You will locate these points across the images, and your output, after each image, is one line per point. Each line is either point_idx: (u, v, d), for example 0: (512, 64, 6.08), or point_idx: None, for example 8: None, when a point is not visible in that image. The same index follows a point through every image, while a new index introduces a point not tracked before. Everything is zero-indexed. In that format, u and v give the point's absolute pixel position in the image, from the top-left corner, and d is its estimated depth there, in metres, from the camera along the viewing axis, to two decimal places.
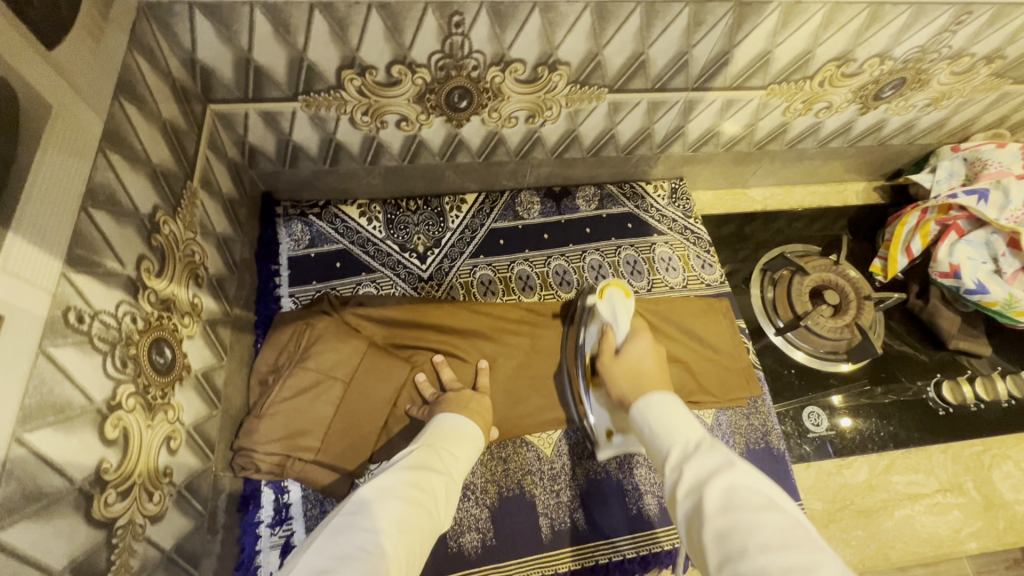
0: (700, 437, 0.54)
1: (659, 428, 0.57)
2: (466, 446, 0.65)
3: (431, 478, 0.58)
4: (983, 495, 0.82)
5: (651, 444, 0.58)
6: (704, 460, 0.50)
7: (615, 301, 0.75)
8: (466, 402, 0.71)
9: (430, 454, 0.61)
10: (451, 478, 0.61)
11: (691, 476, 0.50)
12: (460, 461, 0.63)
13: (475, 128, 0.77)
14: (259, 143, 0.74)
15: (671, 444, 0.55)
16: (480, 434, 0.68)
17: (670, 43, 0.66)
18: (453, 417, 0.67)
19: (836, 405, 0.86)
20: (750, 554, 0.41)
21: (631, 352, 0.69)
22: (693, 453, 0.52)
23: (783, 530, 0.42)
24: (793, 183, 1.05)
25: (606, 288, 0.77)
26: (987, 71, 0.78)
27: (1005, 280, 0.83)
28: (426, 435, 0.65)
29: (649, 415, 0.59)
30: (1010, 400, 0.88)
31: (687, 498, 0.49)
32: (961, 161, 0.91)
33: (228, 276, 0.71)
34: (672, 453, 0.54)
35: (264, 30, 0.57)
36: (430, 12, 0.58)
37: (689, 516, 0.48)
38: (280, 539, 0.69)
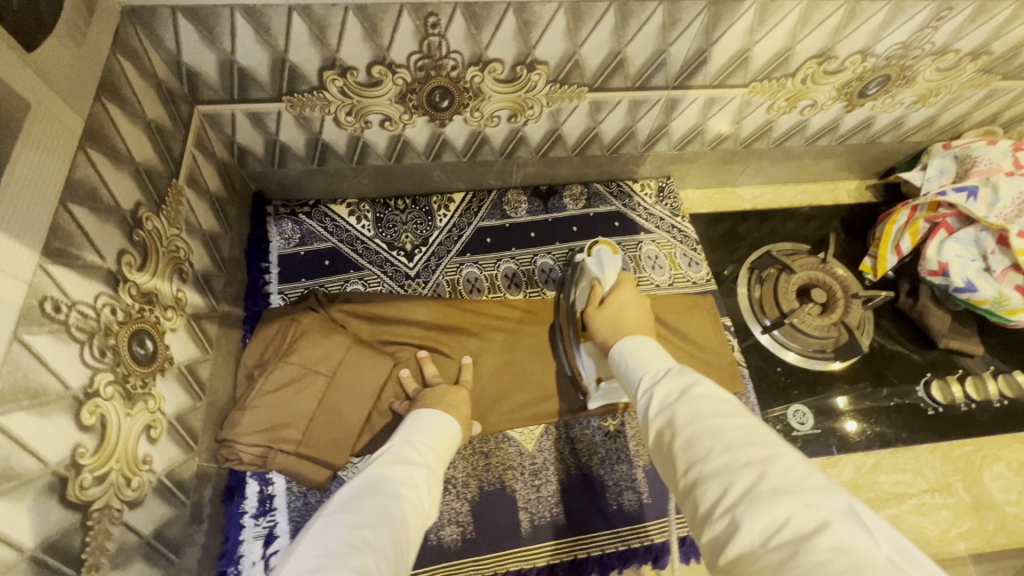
0: (668, 363, 0.51)
1: (633, 361, 0.54)
2: (444, 438, 0.64)
3: (411, 470, 0.57)
4: (973, 495, 0.80)
5: (626, 380, 0.55)
6: (671, 380, 0.47)
7: (602, 256, 0.80)
8: (442, 396, 0.72)
9: (408, 449, 0.60)
10: (431, 468, 0.60)
11: (659, 393, 0.47)
12: (439, 451, 0.62)
13: (458, 128, 0.78)
14: (247, 143, 0.76)
15: (643, 371, 0.52)
16: (455, 423, 0.68)
17: (646, 42, 0.67)
18: (428, 412, 0.67)
19: (841, 407, 0.85)
20: (716, 458, 0.38)
21: (615, 300, 0.69)
22: (661, 375, 0.49)
23: (748, 429, 0.40)
24: (783, 182, 1.05)
25: (596, 246, 0.83)
26: (973, 68, 0.77)
27: (994, 278, 0.82)
28: (402, 432, 0.64)
29: (626, 352, 0.56)
30: (1001, 400, 0.87)
31: (655, 414, 0.46)
32: (953, 158, 0.89)
33: (216, 273, 0.73)
34: (642, 379, 0.51)
35: (245, 33, 0.59)
36: (405, 13, 0.59)
37: (658, 431, 0.45)
38: (264, 529, 0.70)
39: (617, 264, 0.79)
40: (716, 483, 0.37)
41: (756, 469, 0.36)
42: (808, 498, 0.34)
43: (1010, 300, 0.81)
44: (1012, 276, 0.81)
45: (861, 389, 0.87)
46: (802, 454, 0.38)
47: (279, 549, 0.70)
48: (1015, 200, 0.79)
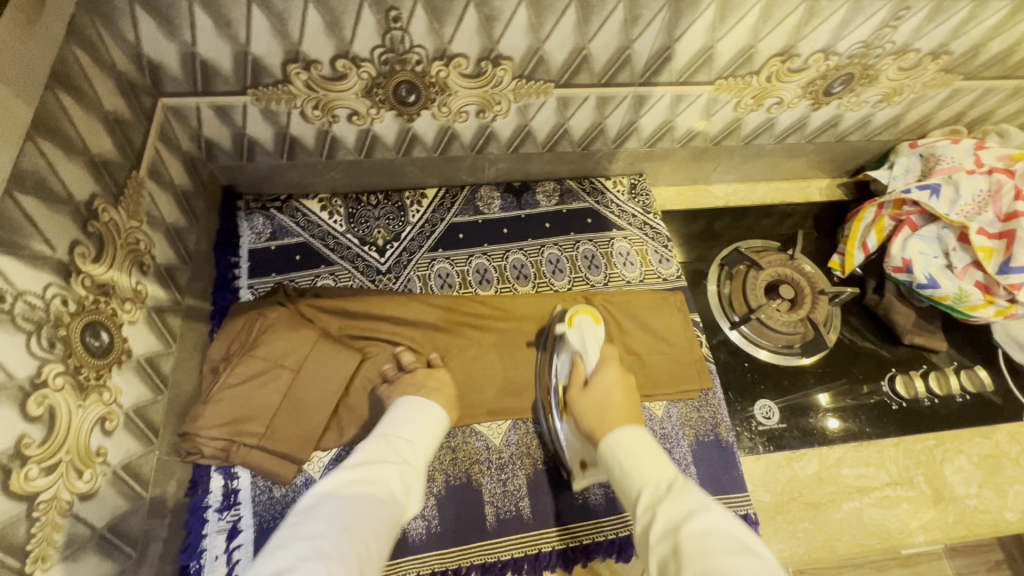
0: (669, 475, 0.57)
1: (630, 466, 0.60)
2: (425, 431, 0.67)
3: (384, 469, 0.60)
4: (934, 488, 0.81)
5: (620, 482, 0.60)
6: (676, 501, 0.53)
7: (584, 330, 0.78)
8: (422, 381, 0.73)
9: (384, 447, 0.64)
10: (407, 465, 0.63)
11: (664, 513, 0.52)
12: (417, 446, 0.66)
13: (427, 123, 0.79)
14: (214, 136, 0.76)
15: (644, 482, 0.57)
16: (442, 412, 0.71)
17: (609, 38, 0.67)
18: (411, 399, 0.70)
19: (824, 404, 0.87)
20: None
21: (601, 383, 0.72)
22: (665, 492, 0.55)
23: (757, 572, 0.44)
24: (755, 179, 1.06)
25: (577, 315, 0.80)
26: (934, 67, 0.79)
27: (956, 275, 0.83)
28: (381, 426, 0.67)
29: (616, 454, 0.62)
30: (964, 395, 0.89)
31: (662, 538, 0.50)
32: (918, 157, 0.91)
33: (181, 266, 0.73)
34: (643, 494, 0.56)
35: (205, 25, 0.59)
36: (366, 7, 0.59)
37: (663, 556, 0.49)
38: (228, 523, 0.70)
39: (599, 338, 0.79)
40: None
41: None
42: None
43: (971, 296, 0.83)
44: (973, 272, 0.82)
45: (843, 385, 0.89)
46: None
47: (242, 543, 0.69)
48: (976, 198, 0.81)
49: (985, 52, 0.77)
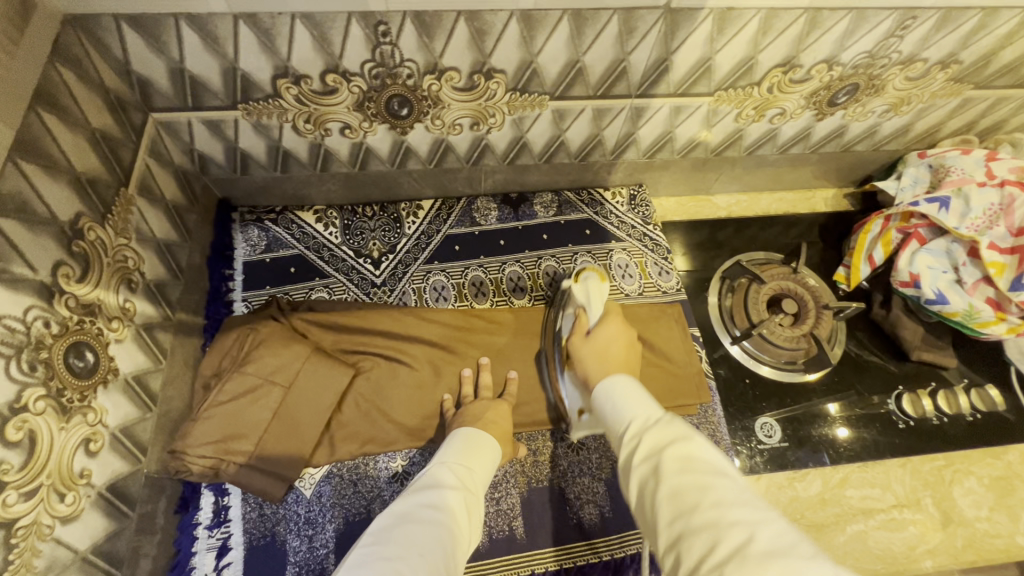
0: (655, 407, 0.55)
1: (620, 402, 0.57)
2: (482, 459, 0.67)
3: (443, 495, 0.59)
4: (942, 511, 0.79)
5: (609, 419, 0.57)
6: (660, 428, 0.51)
7: (590, 285, 0.80)
8: (483, 413, 0.73)
9: (443, 474, 0.63)
10: (468, 493, 0.61)
11: (648, 438, 0.50)
12: (473, 476, 0.64)
13: (420, 136, 0.78)
14: (207, 150, 0.75)
15: (630, 412, 0.55)
16: (493, 444, 0.70)
17: (604, 51, 0.66)
18: (463, 432, 0.70)
19: (831, 414, 0.85)
20: (704, 511, 0.42)
21: (601, 336, 0.71)
22: (649, 420, 0.53)
23: (738, 490, 0.43)
24: (759, 190, 1.04)
25: (583, 273, 0.82)
26: (943, 77, 0.76)
27: (966, 290, 0.80)
28: (437, 458, 0.67)
29: (605, 394, 0.60)
30: (974, 415, 0.86)
31: (642, 461, 0.49)
32: (927, 167, 0.88)
33: (172, 282, 0.73)
34: (629, 422, 0.54)
35: (192, 41, 0.58)
36: (354, 21, 0.58)
37: (642, 478, 0.48)
38: (218, 541, 0.69)
39: (603, 294, 0.79)
40: (702, 538, 0.40)
41: (746, 531, 0.39)
42: (795, 565, 0.36)
43: (981, 312, 0.80)
44: (983, 288, 0.80)
45: (851, 397, 0.87)
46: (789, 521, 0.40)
47: (232, 561, 0.69)
48: (987, 211, 0.78)
49: (997, 61, 0.74)
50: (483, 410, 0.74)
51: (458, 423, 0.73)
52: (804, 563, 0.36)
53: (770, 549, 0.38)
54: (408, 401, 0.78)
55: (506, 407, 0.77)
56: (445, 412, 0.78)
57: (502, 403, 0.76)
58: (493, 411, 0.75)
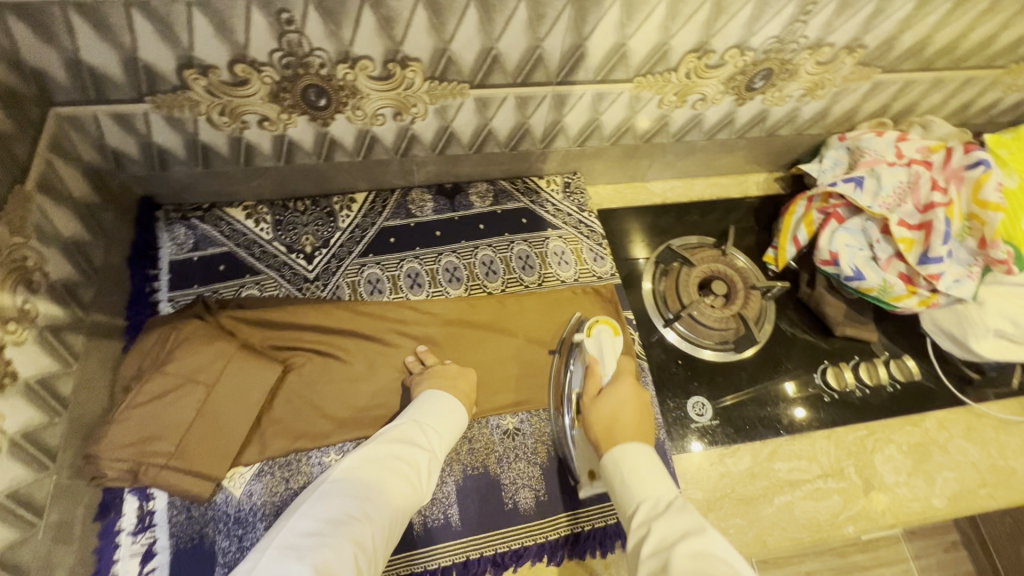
0: (668, 496, 0.56)
1: (631, 478, 0.59)
2: (451, 423, 0.71)
3: (414, 454, 0.66)
4: (864, 478, 0.82)
5: (620, 499, 0.59)
6: (670, 522, 0.52)
7: (603, 339, 0.82)
8: (454, 378, 0.77)
9: (413, 429, 0.69)
10: (435, 452, 0.68)
11: (659, 534, 0.51)
12: (443, 435, 0.70)
13: (343, 127, 0.77)
14: (120, 146, 0.73)
15: (642, 497, 0.57)
16: (462, 409, 0.74)
17: (517, 37, 0.66)
18: (436, 397, 0.72)
19: (790, 394, 0.88)
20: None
21: (613, 396, 0.70)
22: (662, 514, 0.53)
23: None
24: (692, 176, 1.06)
25: (597, 326, 0.84)
26: (851, 61, 0.79)
27: (880, 267, 0.84)
28: (414, 410, 0.71)
29: (616, 466, 0.61)
30: (893, 385, 0.90)
31: (650, 557, 0.50)
32: (845, 150, 0.91)
33: (84, 282, 0.70)
34: (640, 507, 0.56)
35: (85, 31, 0.56)
36: (255, 9, 0.57)
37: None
38: (142, 547, 0.67)
39: (617, 348, 0.83)
40: None
41: None
42: None
43: (895, 287, 0.83)
44: (896, 264, 0.83)
45: (803, 371, 0.90)
46: None
47: (157, 567, 0.67)
48: (896, 190, 0.81)
49: (899, 45, 0.78)
50: (453, 373, 0.77)
51: (426, 386, 0.75)
52: None
53: None
54: (340, 394, 0.78)
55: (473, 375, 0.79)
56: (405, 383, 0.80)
57: (470, 372, 0.79)
58: (461, 377, 0.77)
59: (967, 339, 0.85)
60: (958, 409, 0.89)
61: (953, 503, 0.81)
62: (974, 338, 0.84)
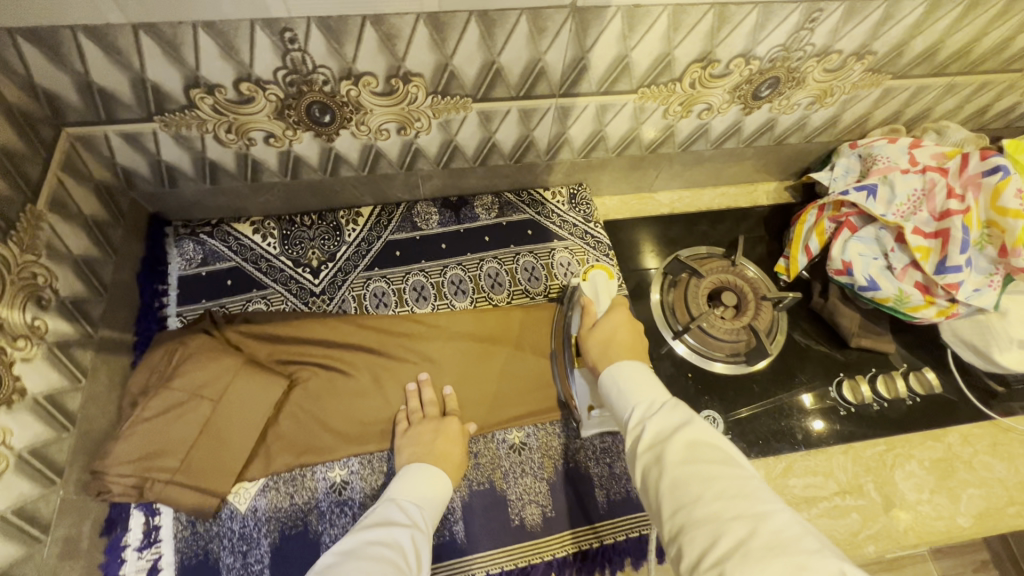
0: (660, 396, 0.61)
1: (627, 389, 0.63)
2: (432, 493, 0.68)
3: (393, 532, 0.61)
4: (884, 496, 0.79)
5: (618, 404, 0.64)
6: (663, 417, 0.57)
7: (598, 282, 0.82)
8: (432, 442, 0.73)
9: (390, 510, 0.65)
10: (418, 525, 0.63)
11: (653, 427, 0.57)
12: (424, 508, 0.66)
13: (348, 142, 0.77)
14: (130, 164, 0.74)
15: (635, 402, 0.61)
16: (447, 476, 0.71)
17: (519, 51, 0.66)
18: (412, 468, 0.70)
19: (808, 406, 0.86)
20: (704, 504, 0.48)
21: (608, 322, 0.74)
22: (655, 410, 0.59)
23: (740, 482, 0.50)
24: (700, 185, 1.04)
25: (591, 270, 0.83)
26: (860, 68, 0.78)
27: (896, 276, 0.81)
28: (389, 493, 0.68)
29: (612, 381, 0.65)
30: (913, 398, 0.87)
31: (646, 450, 0.56)
32: (857, 157, 0.90)
33: (94, 299, 0.72)
34: (634, 410, 0.61)
35: (94, 54, 0.58)
36: (259, 29, 0.58)
37: (647, 465, 0.55)
38: (147, 562, 0.67)
39: (612, 290, 0.82)
40: (704, 530, 0.47)
41: (748, 524, 0.46)
42: (795, 558, 0.43)
43: (912, 297, 0.81)
44: (912, 273, 0.81)
45: (817, 382, 0.88)
46: (784, 507, 0.47)
47: None
48: (910, 197, 0.79)
49: (909, 50, 0.76)
50: (431, 436, 0.74)
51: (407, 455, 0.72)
52: (804, 557, 0.43)
53: (768, 541, 0.45)
54: (345, 409, 0.78)
55: (454, 426, 0.76)
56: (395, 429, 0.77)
57: (451, 423, 0.76)
58: (441, 436, 0.74)
59: (991, 351, 0.82)
60: (982, 423, 0.85)
61: (980, 523, 0.78)
62: (998, 349, 0.81)
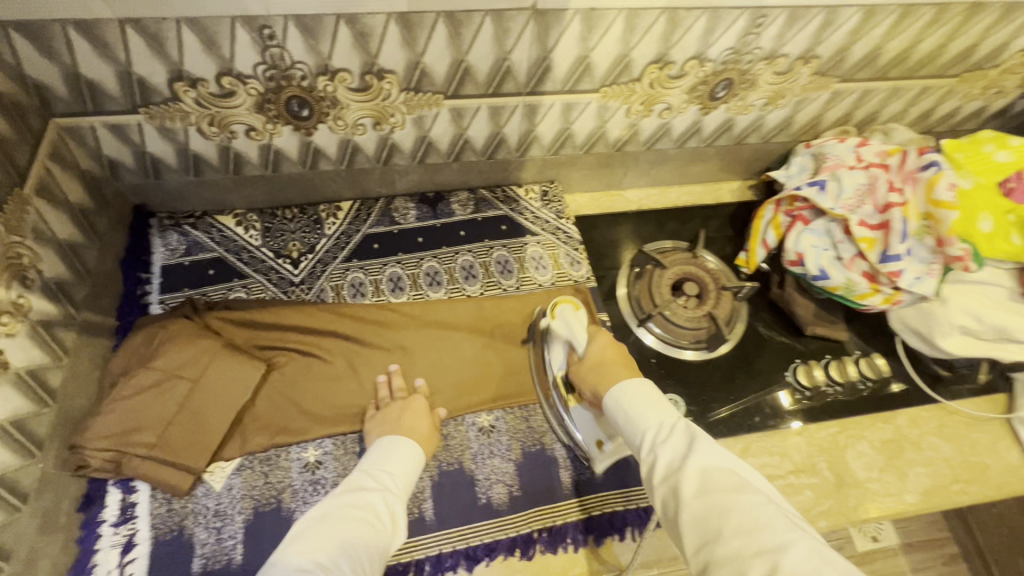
0: (671, 420, 0.59)
1: (633, 413, 0.61)
2: (404, 458, 0.70)
3: (365, 497, 0.63)
4: (836, 474, 0.83)
5: (625, 428, 0.62)
6: (675, 444, 0.56)
7: (567, 317, 0.82)
8: (399, 419, 0.75)
9: (363, 477, 0.67)
10: (391, 490, 0.66)
11: (666, 456, 0.55)
12: (398, 472, 0.69)
13: (326, 136, 0.81)
14: (116, 155, 0.77)
15: (645, 426, 0.59)
16: (419, 445, 0.73)
17: (485, 50, 0.71)
18: (383, 440, 0.72)
19: (786, 407, 0.89)
20: (725, 540, 0.46)
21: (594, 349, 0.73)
22: (666, 436, 0.57)
23: (762, 514, 0.47)
24: (667, 184, 1.09)
25: (558, 306, 0.84)
26: (808, 71, 0.84)
27: (844, 266, 0.86)
28: (362, 460, 0.71)
29: (616, 407, 0.63)
30: (863, 382, 0.92)
31: (662, 481, 0.54)
32: (811, 156, 0.95)
33: (77, 282, 0.74)
34: (645, 435, 0.59)
35: (82, 46, 0.61)
36: (238, 26, 0.62)
37: (665, 497, 0.54)
38: (123, 537, 0.69)
39: (583, 320, 0.83)
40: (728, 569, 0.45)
41: (770, 560, 0.43)
42: None
43: (859, 285, 0.86)
44: (859, 262, 0.86)
45: (774, 369, 0.92)
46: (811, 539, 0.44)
47: (137, 557, 0.68)
48: (856, 192, 0.85)
49: (851, 55, 0.82)
50: (399, 412, 0.76)
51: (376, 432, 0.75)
52: None
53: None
54: (321, 392, 0.81)
55: (421, 402, 0.79)
56: (366, 419, 0.79)
57: (417, 399, 0.79)
58: (408, 412, 0.77)
59: (933, 337, 0.87)
60: (930, 407, 0.90)
61: (926, 499, 0.82)
62: (940, 336, 0.86)
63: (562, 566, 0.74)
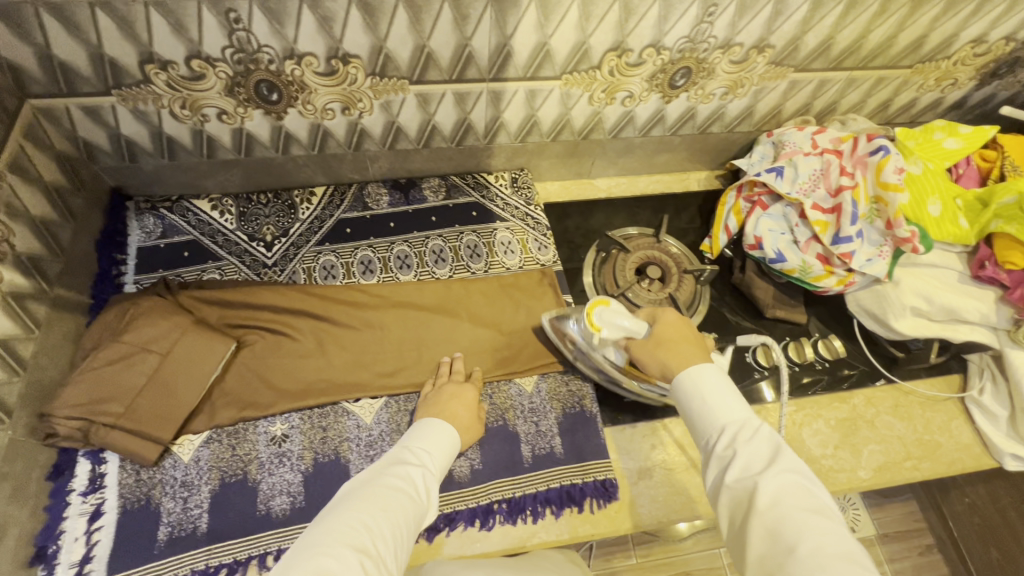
0: (753, 424, 0.58)
1: (710, 406, 0.60)
2: (443, 443, 0.73)
3: (406, 470, 0.66)
4: (791, 450, 0.85)
5: (694, 417, 0.61)
6: (755, 448, 0.55)
7: (612, 318, 0.76)
8: (446, 404, 0.78)
9: (403, 452, 0.69)
10: (428, 467, 0.68)
11: (743, 460, 0.54)
12: (435, 453, 0.71)
13: (297, 121, 0.84)
14: (91, 137, 0.80)
15: (724, 422, 0.58)
16: (456, 433, 0.75)
17: (446, 36, 0.74)
18: (428, 421, 0.75)
19: (768, 401, 0.90)
20: (799, 555, 0.46)
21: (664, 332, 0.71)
22: (745, 440, 0.56)
23: (841, 543, 0.47)
24: (635, 173, 1.13)
25: (596, 314, 0.76)
26: (763, 60, 0.87)
27: (800, 249, 0.89)
28: (405, 437, 0.73)
29: (692, 394, 0.62)
30: (820, 362, 0.94)
31: (734, 483, 0.54)
32: (772, 145, 0.98)
33: (51, 259, 0.77)
34: (721, 432, 0.58)
35: (54, 28, 0.64)
36: (205, 9, 0.65)
37: (734, 501, 0.53)
38: (91, 506, 0.71)
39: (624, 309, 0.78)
40: None
41: None
42: None
43: (814, 267, 0.88)
44: (814, 245, 0.89)
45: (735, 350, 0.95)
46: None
47: (103, 525, 0.70)
48: (811, 176, 0.88)
49: (804, 45, 0.85)
50: (447, 398, 0.79)
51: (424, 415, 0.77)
52: None
53: None
54: (289, 368, 0.83)
55: (471, 392, 0.81)
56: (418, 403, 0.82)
57: (468, 389, 0.81)
58: (457, 400, 0.79)
59: (887, 318, 0.89)
60: (884, 387, 0.93)
61: (879, 475, 0.84)
62: (894, 317, 0.88)
63: (521, 536, 0.76)
